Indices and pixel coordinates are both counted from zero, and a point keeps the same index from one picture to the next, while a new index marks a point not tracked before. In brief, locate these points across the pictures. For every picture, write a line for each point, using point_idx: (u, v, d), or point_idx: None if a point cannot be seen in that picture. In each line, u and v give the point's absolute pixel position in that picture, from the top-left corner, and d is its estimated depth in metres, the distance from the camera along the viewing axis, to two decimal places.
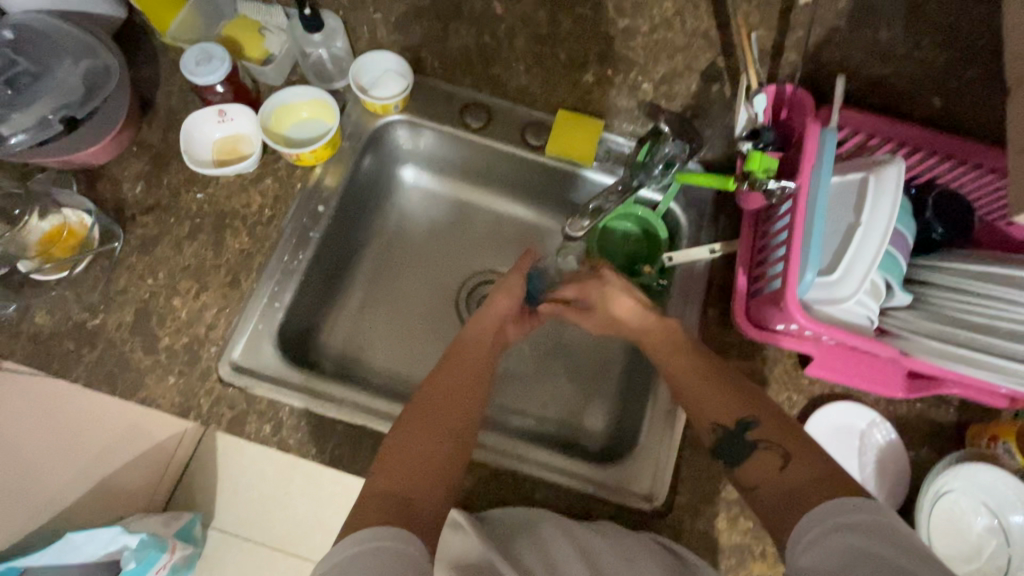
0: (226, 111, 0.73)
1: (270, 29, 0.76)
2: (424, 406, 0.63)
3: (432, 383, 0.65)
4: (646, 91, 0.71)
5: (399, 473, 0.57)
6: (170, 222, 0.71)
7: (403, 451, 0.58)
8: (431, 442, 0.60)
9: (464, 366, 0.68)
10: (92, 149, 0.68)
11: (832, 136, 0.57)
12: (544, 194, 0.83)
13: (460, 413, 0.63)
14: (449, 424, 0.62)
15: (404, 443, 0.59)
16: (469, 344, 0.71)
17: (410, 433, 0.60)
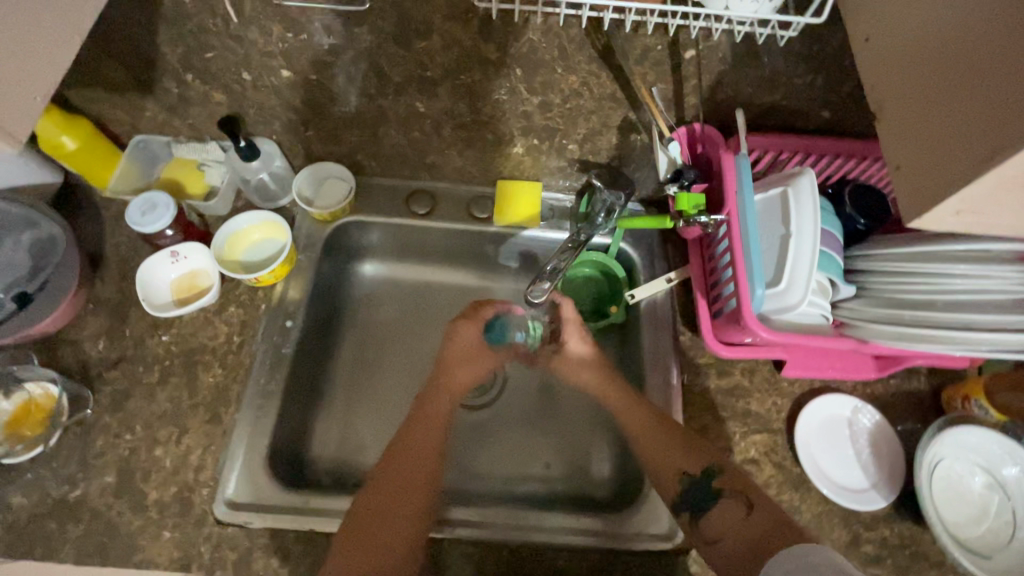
0: (179, 251, 0.74)
1: (208, 164, 0.79)
2: (375, 500, 0.63)
3: (382, 470, 0.66)
4: (574, 151, 0.75)
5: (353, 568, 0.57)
6: (139, 372, 0.70)
7: (357, 543, 0.59)
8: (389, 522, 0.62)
9: (420, 444, 0.69)
10: (50, 318, 0.68)
11: (746, 163, 0.62)
12: (502, 260, 0.87)
13: (410, 501, 0.64)
14: (415, 495, 0.65)
15: (354, 539, 0.59)
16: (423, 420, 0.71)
17: (360, 530, 0.60)
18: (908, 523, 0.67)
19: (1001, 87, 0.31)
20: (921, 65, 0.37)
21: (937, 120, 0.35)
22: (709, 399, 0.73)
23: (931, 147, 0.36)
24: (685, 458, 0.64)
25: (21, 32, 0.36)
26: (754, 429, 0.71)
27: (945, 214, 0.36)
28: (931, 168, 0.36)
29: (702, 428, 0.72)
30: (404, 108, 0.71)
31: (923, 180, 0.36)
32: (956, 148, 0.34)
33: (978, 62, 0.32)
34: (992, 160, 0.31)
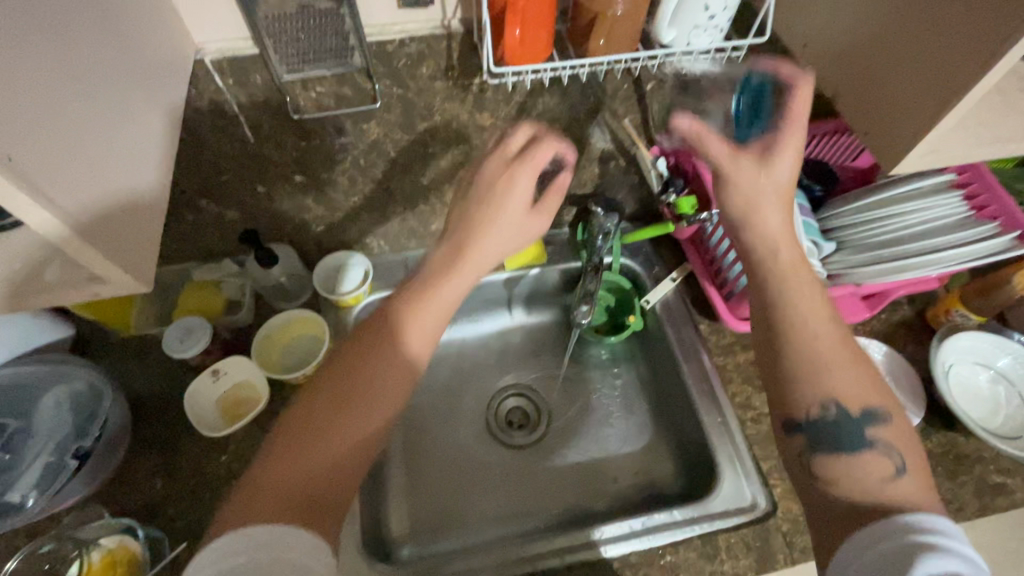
0: (219, 368, 0.74)
1: (224, 280, 0.80)
2: (358, 372, 0.58)
3: (337, 366, 0.60)
4: (562, 189, 0.85)
5: (279, 483, 0.51)
6: (210, 498, 0.69)
7: (274, 485, 0.51)
8: (336, 439, 0.54)
9: (384, 347, 0.61)
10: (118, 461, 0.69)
11: (720, 163, 0.74)
12: (517, 300, 0.94)
13: (365, 386, 0.58)
14: (364, 398, 0.57)
15: (272, 469, 0.52)
16: (420, 299, 0.63)
17: (285, 456, 0.52)
18: (944, 431, 0.75)
19: (944, 51, 0.42)
20: (868, 54, 0.50)
21: (895, 86, 0.47)
22: (742, 372, 0.81)
23: (898, 107, 0.47)
24: (851, 387, 0.52)
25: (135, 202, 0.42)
26: None
27: (923, 153, 0.47)
28: (904, 121, 0.47)
29: (747, 399, 0.79)
30: (409, 184, 0.77)
31: (896, 134, 0.48)
32: (923, 101, 0.45)
33: (920, 36, 0.44)
34: (950, 102, 0.42)
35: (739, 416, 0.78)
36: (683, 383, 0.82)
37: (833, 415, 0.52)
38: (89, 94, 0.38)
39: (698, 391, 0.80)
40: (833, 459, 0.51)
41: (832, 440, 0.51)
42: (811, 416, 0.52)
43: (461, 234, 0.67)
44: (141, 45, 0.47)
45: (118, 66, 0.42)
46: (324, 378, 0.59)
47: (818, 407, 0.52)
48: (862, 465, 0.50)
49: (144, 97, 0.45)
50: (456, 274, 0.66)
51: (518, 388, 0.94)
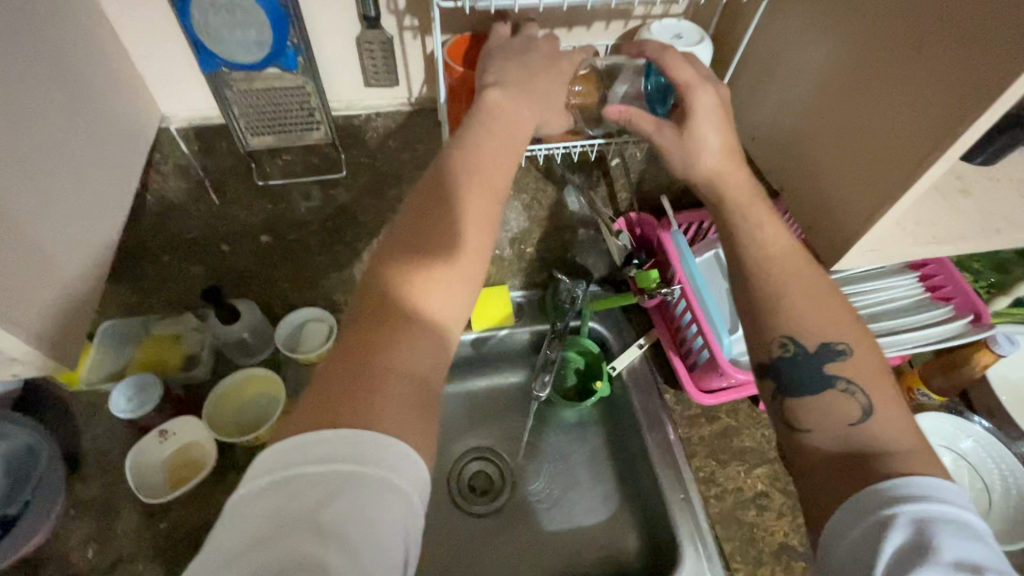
0: (167, 428, 0.71)
1: (184, 333, 0.78)
2: (403, 246, 0.49)
3: (391, 245, 0.49)
4: (532, 253, 0.86)
5: (383, 368, 0.43)
6: (144, 570, 0.66)
7: (369, 382, 0.42)
8: (416, 304, 0.47)
9: (453, 218, 0.50)
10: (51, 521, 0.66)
11: (682, 237, 0.75)
12: (487, 359, 0.92)
13: (438, 265, 0.48)
14: (459, 242, 0.50)
15: (351, 355, 0.43)
16: (465, 186, 0.52)
17: (368, 349, 0.44)
18: None
19: (931, 95, 0.45)
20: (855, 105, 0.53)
21: (886, 132, 0.49)
22: (708, 446, 0.80)
23: (889, 152, 0.49)
24: (816, 330, 0.54)
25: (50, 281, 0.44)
26: (754, 463, 0.78)
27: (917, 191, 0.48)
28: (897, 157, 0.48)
29: (711, 474, 0.78)
30: None
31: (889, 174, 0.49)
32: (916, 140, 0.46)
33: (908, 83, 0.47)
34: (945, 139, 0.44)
35: (703, 493, 0.76)
36: (648, 455, 0.80)
37: (797, 354, 0.54)
38: (34, 177, 0.42)
39: (662, 464, 0.78)
40: (800, 396, 0.54)
41: (798, 382, 0.54)
42: (777, 356, 0.55)
43: (474, 133, 0.54)
44: (88, 129, 0.50)
45: (56, 156, 0.45)
46: (377, 262, 0.49)
47: (780, 345, 0.55)
48: (827, 404, 0.52)
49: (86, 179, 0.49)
50: (493, 159, 0.53)
51: (480, 451, 0.91)
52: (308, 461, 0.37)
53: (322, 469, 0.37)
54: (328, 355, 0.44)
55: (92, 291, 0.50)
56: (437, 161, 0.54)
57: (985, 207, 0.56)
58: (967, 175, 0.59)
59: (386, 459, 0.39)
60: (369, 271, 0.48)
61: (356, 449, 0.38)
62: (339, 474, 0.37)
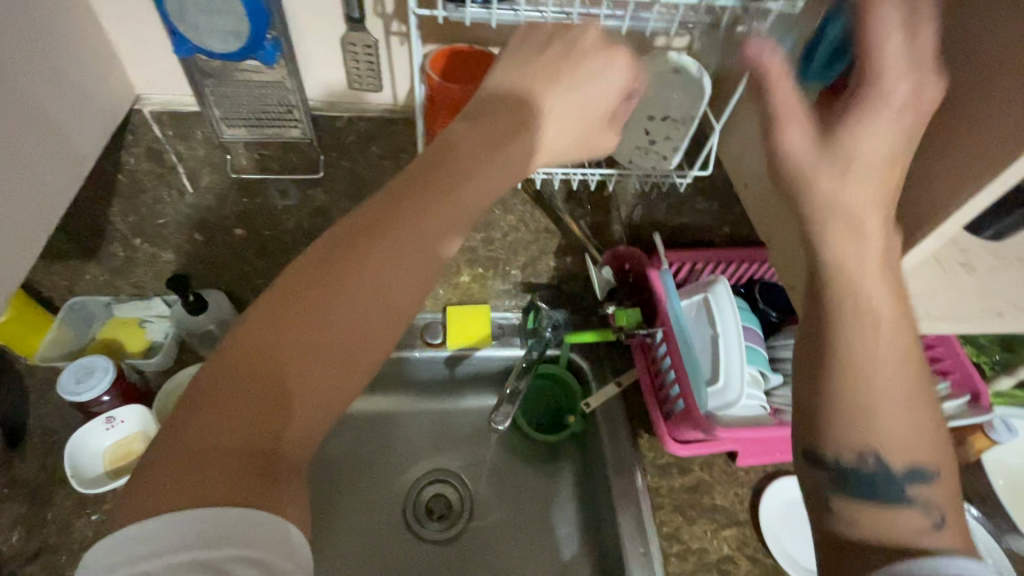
0: (114, 416, 0.69)
1: (150, 320, 0.77)
2: (311, 282, 0.41)
3: (340, 241, 0.43)
4: (517, 275, 0.83)
5: (285, 395, 0.39)
6: (64, 563, 0.63)
7: (268, 412, 0.38)
8: (296, 366, 0.39)
9: (411, 230, 0.43)
10: None
11: (669, 276, 0.71)
12: (460, 379, 0.89)
13: (327, 338, 0.40)
14: (370, 297, 0.42)
15: (252, 365, 0.38)
16: (433, 200, 0.44)
17: (234, 416, 0.37)
18: None
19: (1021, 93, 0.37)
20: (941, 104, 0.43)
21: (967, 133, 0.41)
22: (675, 500, 0.75)
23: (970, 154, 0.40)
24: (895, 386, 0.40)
25: None
26: (723, 524, 0.74)
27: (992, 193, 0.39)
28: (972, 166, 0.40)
29: (676, 530, 0.73)
30: None
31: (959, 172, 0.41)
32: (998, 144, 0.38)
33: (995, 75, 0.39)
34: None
35: (664, 550, 0.72)
36: (612, 502, 0.75)
37: (873, 471, 0.41)
38: None
39: (625, 513, 0.74)
40: (859, 501, 0.41)
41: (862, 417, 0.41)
42: (840, 462, 0.42)
43: (428, 169, 0.45)
44: (49, 109, 0.48)
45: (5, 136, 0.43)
46: (315, 256, 0.42)
47: (853, 456, 0.41)
48: (899, 514, 0.40)
49: (43, 159, 0.47)
50: (478, 176, 0.45)
51: (440, 474, 0.88)
52: (195, 540, 0.33)
53: (194, 553, 0.33)
54: (229, 344, 0.39)
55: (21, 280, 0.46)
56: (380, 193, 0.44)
57: (987, 285, 0.53)
58: (970, 249, 0.55)
59: (286, 546, 0.36)
60: (304, 263, 0.42)
61: (247, 535, 0.34)
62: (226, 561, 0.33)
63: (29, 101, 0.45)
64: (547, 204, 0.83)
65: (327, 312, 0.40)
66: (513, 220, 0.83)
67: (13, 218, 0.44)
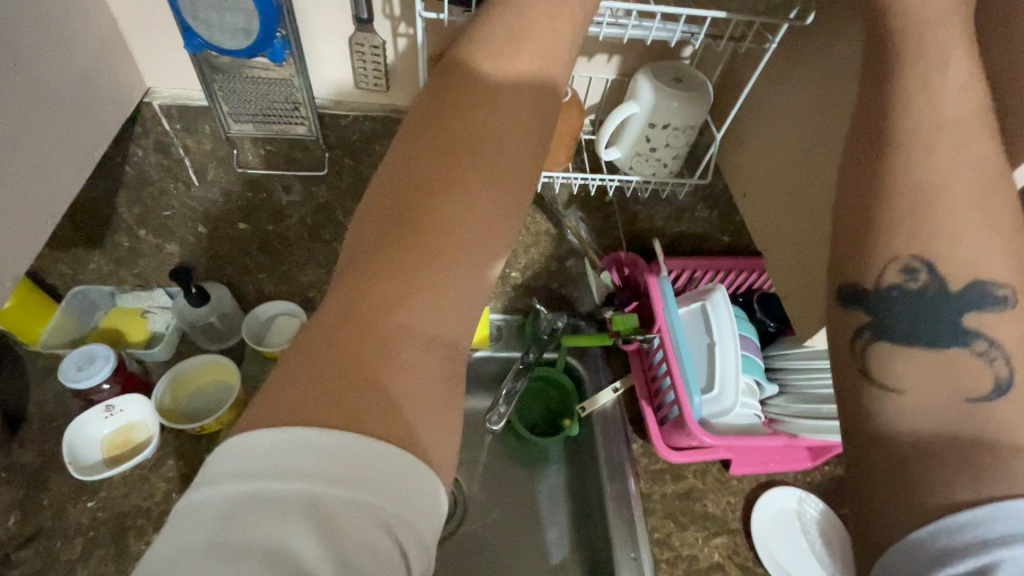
0: (113, 404, 0.69)
1: (152, 310, 0.78)
2: (401, 221, 0.36)
3: (400, 176, 0.38)
4: (516, 278, 0.84)
5: (392, 332, 0.33)
6: (58, 549, 0.63)
7: (376, 354, 0.32)
8: (404, 301, 0.34)
9: (481, 144, 0.39)
10: None
11: (667, 283, 0.72)
12: (458, 380, 0.90)
13: (440, 269, 0.35)
14: (472, 220, 0.37)
15: (357, 309, 0.33)
16: (494, 110, 0.40)
17: (345, 363, 0.32)
18: None
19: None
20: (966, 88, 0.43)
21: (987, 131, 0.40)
22: (668, 506, 0.75)
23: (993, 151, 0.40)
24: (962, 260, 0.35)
25: None
26: (714, 532, 0.74)
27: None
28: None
29: (667, 536, 0.73)
30: None
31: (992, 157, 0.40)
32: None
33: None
34: None
35: (654, 556, 0.72)
36: (604, 507, 0.76)
37: (928, 288, 0.36)
38: None
39: (617, 518, 0.74)
40: (908, 345, 0.36)
41: (908, 321, 0.37)
42: (887, 286, 0.37)
43: (485, 90, 0.41)
44: (57, 100, 0.48)
45: (13, 126, 0.44)
46: (377, 199, 0.38)
47: (900, 271, 0.36)
48: (954, 361, 0.35)
49: (49, 148, 0.48)
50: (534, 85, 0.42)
51: None
52: (350, 476, 0.28)
53: (346, 491, 0.27)
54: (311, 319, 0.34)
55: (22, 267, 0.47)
56: (438, 124, 0.40)
57: None
58: None
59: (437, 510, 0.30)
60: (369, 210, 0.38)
61: (405, 485, 0.29)
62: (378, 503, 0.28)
63: (44, 96, 0.47)
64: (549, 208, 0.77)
65: (421, 243, 0.36)
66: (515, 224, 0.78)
67: (15, 206, 0.45)
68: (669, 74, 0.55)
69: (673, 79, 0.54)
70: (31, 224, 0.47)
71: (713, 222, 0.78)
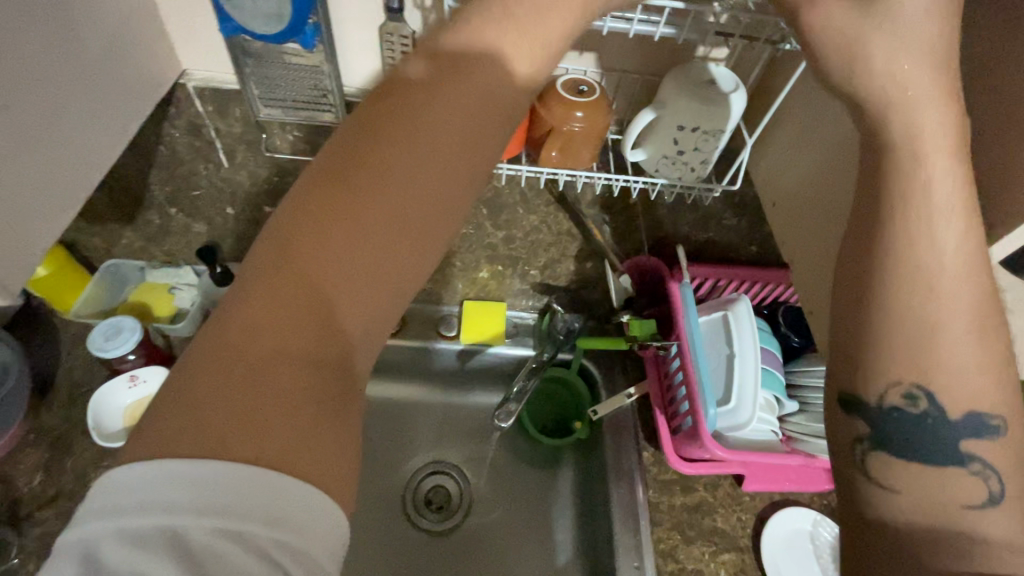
0: (138, 375, 0.72)
1: (180, 287, 0.79)
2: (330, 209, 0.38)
3: (315, 190, 0.38)
4: (536, 276, 0.83)
5: (297, 331, 0.35)
6: (77, 510, 0.66)
7: (268, 365, 0.34)
8: (313, 297, 0.36)
9: (406, 159, 0.39)
10: (16, 429, 0.68)
11: (689, 290, 0.70)
12: (470, 374, 0.90)
13: (348, 272, 0.37)
14: (392, 225, 0.38)
15: (267, 294, 0.36)
16: (423, 123, 0.40)
17: (247, 349, 0.34)
18: None
19: None
20: None
21: None
22: (675, 518, 0.74)
23: None
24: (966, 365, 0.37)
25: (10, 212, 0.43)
26: (722, 547, 0.72)
27: None
28: None
29: (672, 549, 0.72)
30: None
31: None
32: None
33: None
34: None
35: (657, 567, 0.70)
36: (609, 512, 0.75)
37: (924, 414, 0.38)
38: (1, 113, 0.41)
39: (621, 525, 0.73)
40: (903, 461, 0.38)
41: (905, 440, 0.38)
42: (888, 406, 0.38)
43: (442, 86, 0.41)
44: (94, 78, 0.50)
45: (51, 102, 0.45)
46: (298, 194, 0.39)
47: (899, 394, 0.38)
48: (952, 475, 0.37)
49: (85, 127, 0.50)
50: (479, 100, 0.42)
51: (441, 465, 0.89)
52: (228, 506, 0.29)
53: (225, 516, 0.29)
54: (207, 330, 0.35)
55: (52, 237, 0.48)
56: (390, 109, 0.40)
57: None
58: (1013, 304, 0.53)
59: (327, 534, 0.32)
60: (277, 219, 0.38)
61: (292, 511, 0.31)
62: (254, 525, 0.29)
63: (83, 72, 0.49)
64: (571, 208, 0.81)
65: (326, 262, 0.37)
66: (538, 220, 0.82)
67: (50, 182, 0.47)
68: (704, 76, 0.53)
69: (706, 82, 0.52)
70: (67, 195, 0.49)
71: (737, 233, 0.78)
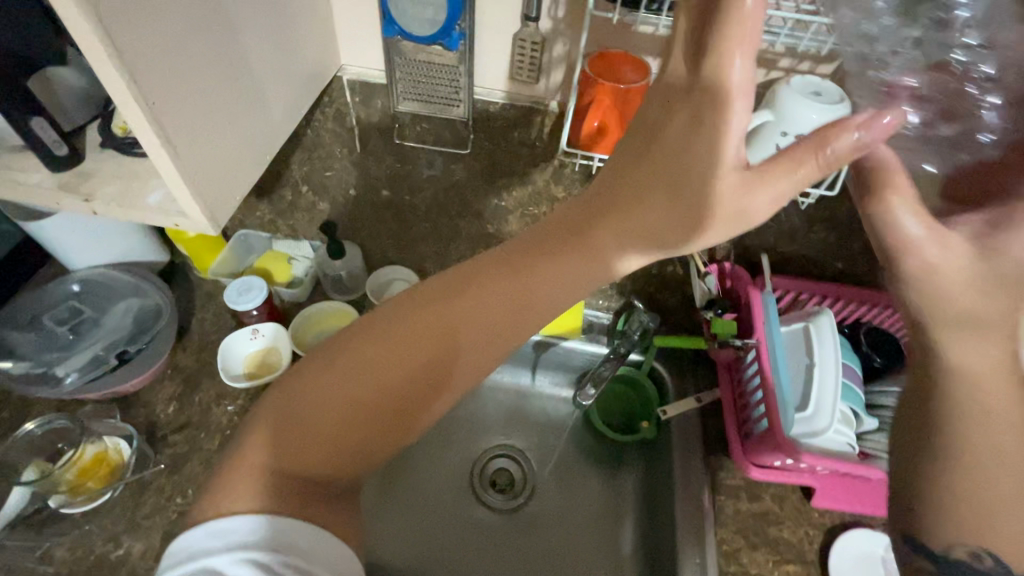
0: (259, 328, 0.79)
1: (296, 258, 0.84)
2: (445, 305, 0.50)
3: (465, 274, 0.51)
4: (615, 276, 0.89)
5: (361, 402, 0.48)
6: (201, 438, 0.73)
7: (337, 414, 0.48)
8: (380, 378, 0.49)
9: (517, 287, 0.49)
10: (157, 366, 0.76)
11: (772, 300, 0.73)
12: (544, 367, 0.95)
13: (410, 368, 0.49)
14: (457, 348, 0.49)
15: (362, 355, 0.49)
16: (548, 262, 0.48)
17: (329, 391, 0.48)
18: None
19: None
20: None
21: None
22: (740, 523, 0.74)
23: None
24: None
25: (220, 157, 0.48)
26: (788, 558, 0.72)
27: None
28: None
29: (735, 551, 0.72)
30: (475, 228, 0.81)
31: None
32: None
33: None
34: None
35: (720, 566, 0.71)
36: (674, 508, 0.77)
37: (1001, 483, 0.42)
38: (214, 65, 0.46)
39: (687, 523, 0.74)
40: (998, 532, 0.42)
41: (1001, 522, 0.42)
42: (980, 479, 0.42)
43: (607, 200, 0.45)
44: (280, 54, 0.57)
45: (248, 62, 0.51)
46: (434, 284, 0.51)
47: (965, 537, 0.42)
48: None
49: (270, 90, 0.56)
50: (630, 222, 0.43)
51: (508, 450, 0.94)
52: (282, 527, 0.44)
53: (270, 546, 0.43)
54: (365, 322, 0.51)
55: (244, 185, 0.53)
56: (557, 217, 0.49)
57: None
58: None
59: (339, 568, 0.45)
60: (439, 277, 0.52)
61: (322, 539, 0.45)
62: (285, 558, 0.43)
63: (269, 38, 0.54)
64: None
65: (435, 342, 0.49)
66: None
67: (243, 133, 0.52)
68: (809, 89, 0.57)
69: (812, 93, 0.56)
70: (256, 153, 0.54)
71: (818, 249, 0.83)
